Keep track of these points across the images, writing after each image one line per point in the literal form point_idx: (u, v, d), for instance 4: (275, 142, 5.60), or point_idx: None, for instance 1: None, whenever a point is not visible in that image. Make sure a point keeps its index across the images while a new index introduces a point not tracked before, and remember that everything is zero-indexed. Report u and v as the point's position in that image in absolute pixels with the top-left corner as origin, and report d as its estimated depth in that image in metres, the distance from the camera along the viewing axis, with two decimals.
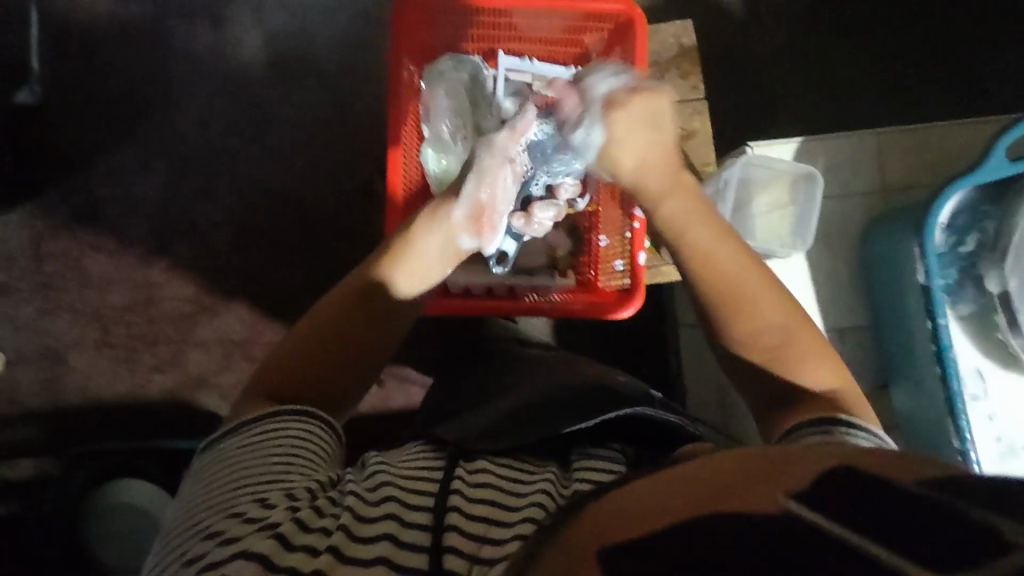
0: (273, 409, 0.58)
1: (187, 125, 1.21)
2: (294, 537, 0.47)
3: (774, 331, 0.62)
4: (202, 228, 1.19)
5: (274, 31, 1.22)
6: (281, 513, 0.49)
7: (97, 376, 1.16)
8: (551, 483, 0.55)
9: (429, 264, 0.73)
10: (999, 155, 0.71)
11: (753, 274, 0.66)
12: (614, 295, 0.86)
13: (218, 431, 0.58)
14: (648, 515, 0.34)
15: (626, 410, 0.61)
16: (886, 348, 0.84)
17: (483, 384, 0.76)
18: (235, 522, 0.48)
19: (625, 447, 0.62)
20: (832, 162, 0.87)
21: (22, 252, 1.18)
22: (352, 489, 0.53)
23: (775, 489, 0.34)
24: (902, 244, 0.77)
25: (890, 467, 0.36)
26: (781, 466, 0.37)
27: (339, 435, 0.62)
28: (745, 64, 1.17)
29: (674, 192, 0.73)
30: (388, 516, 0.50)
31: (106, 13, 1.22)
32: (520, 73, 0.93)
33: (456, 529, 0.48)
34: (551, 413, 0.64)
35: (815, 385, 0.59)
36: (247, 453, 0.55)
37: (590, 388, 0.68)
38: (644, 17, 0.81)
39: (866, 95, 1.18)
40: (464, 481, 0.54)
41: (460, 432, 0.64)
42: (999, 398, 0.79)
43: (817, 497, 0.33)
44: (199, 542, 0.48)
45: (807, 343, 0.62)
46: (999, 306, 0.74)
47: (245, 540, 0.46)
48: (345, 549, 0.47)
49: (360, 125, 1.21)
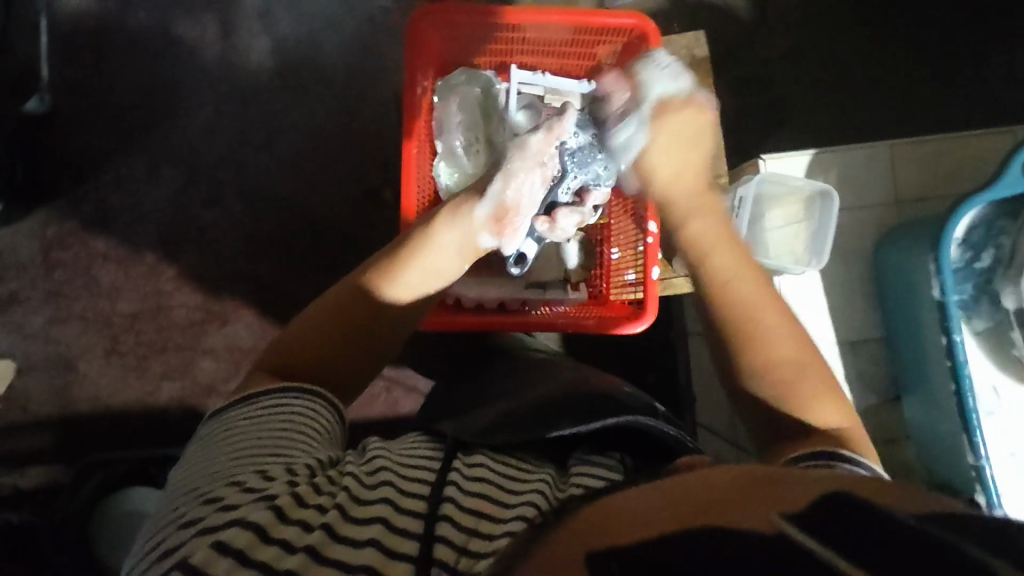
0: (281, 386, 0.57)
1: (195, 132, 1.21)
2: (287, 510, 0.44)
3: (786, 361, 0.62)
4: (211, 235, 1.19)
5: (282, 38, 1.22)
6: (280, 486, 0.47)
7: (107, 384, 1.17)
8: (547, 484, 0.52)
9: (443, 263, 0.72)
10: (1015, 170, 0.71)
11: (771, 300, 0.67)
12: (626, 308, 0.86)
13: (223, 405, 0.57)
14: (639, 523, 0.34)
15: (620, 420, 0.56)
16: (900, 362, 0.84)
17: (480, 391, 0.74)
18: (234, 490, 0.46)
19: (624, 457, 0.58)
20: (846, 174, 0.87)
21: (32, 260, 1.18)
22: (350, 470, 0.50)
23: (769, 511, 0.35)
24: (917, 258, 0.77)
25: (895, 498, 0.36)
26: (787, 492, 0.37)
27: (344, 422, 0.61)
28: (754, 69, 1.17)
29: (703, 212, 0.77)
30: (382, 501, 0.46)
31: (114, 21, 1.22)
32: (532, 87, 0.93)
33: (449, 520, 0.44)
34: (546, 417, 0.61)
35: (827, 423, 0.57)
36: (255, 426, 0.53)
37: (593, 396, 0.64)
38: (658, 32, 0.82)
39: (875, 100, 1.17)
40: (461, 474, 0.51)
41: (459, 427, 0.60)
42: (1014, 413, 0.79)
43: (812, 521, 0.33)
44: (198, 506, 0.45)
45: (818, 375, 0.61)
46: (1016, 323, 0.74)
47: (242, 508, 0.44)
48: (337, 529, 0.43)
49: (368, 131, 1.21)
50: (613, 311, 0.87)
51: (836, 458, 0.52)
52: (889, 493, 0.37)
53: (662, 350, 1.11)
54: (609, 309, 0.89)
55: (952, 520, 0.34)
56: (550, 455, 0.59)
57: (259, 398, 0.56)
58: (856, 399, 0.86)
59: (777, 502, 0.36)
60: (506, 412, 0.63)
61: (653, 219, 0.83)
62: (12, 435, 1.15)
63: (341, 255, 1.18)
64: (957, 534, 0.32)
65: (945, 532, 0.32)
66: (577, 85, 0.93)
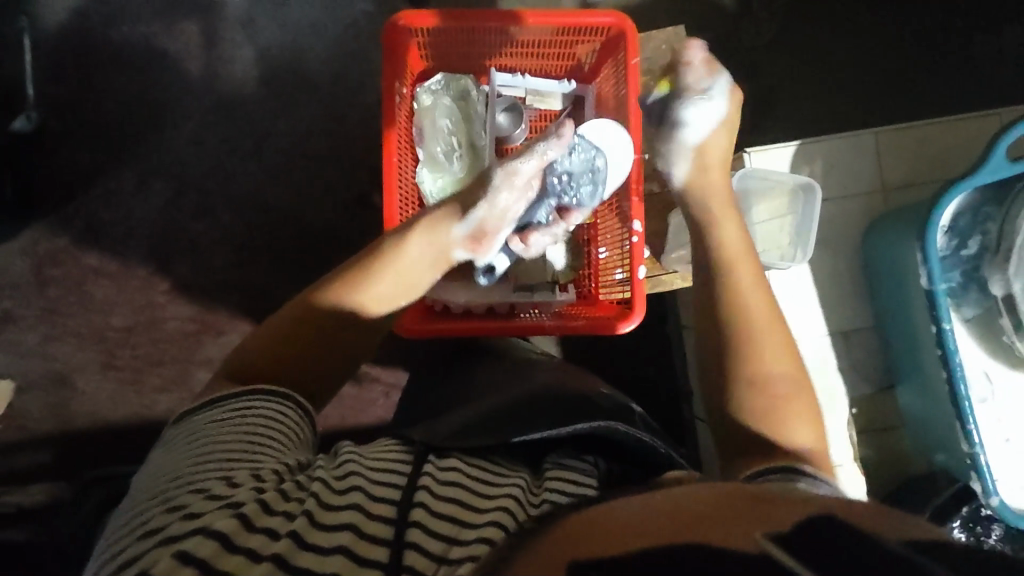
0: (252, 391, 0.57)
1: (182, 143, 1.21)
2: (254, 517, 0.43)
3: (779, 379, 0.63)
4: (202, 246, 1.19)
5: (266, 46, 1.22)
6: (246, 491, 0.46)
7: (104, 399, 1.17)
8: (521, 489, 0.52)
9: (413, 276, 0.72)
10: (999, 155, 0.70)
11: (768, 310, 0.68)
12: (615, 307, 0.86)
13: (191, 406, 0.56)
14: (621, 532, 0.34)
15: (597, 425, 0.57)
16: (893, 350, 0.84)
17: (463, 391, 0.73)
18: (199, 496, 0.46)
19: (601, 462, 0.58)
20: (831, 163, 0.87)
21: (26, 278, 1.18)
22: (319, 475, 0.50)
23: (754, 531, 0.34)
24: (904, 246, 0.77)
25: (884, 522, 0.36)
26: (772, 512, 0.37)
27: (314, 426, 0.60)
28: (741, 57, 1.16)
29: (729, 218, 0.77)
30: (352, 506, 0.46)
31: (97, 35, 1.22)
32: (513, 88, 0.92)
33: (420, 526, 0.44)
34: (524, 417, 0.61)
35: (797, 444, 0.59)
36: (223, 428, 0.53)
37: (571, 396, 0.65)
38: (636, 29, 0.81)
39: (862, 86, 1.16)
40: (434, 478, 0.50)
41: (430, 433, 0.59)
42: (1006, 399, 0.79)
43: (797, 541, 0.33)
44: (162, 512, 0.45)
45: (807, 396, 0.63)
46: (1004, 310, 0.74)
47: (207, 515, 0.43)
48: (306, 535, 0.43)
49: (356, 137, 1.21)
50: (602, 312, 0.87)
51: (798, 476, 0.53)
52: (875, 515, 0.37)
53: (656, 344, 1.10)
54: (599, 309, 0.88)
55: (934, 544, 0.34)
56: (527, 458, 0.59)
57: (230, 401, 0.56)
58: (847, 389, 0.86)
59: (764, 520, 0.36)
60: (488, 413, 0.63)
61: (637, 217, 0.83)
62: (12, 453, 1.15)
63: (333, 262, 1.18)
64: (943, 562, 0.32)
65: (933, 562, 0.32)
66: (559, 85, 0.93)
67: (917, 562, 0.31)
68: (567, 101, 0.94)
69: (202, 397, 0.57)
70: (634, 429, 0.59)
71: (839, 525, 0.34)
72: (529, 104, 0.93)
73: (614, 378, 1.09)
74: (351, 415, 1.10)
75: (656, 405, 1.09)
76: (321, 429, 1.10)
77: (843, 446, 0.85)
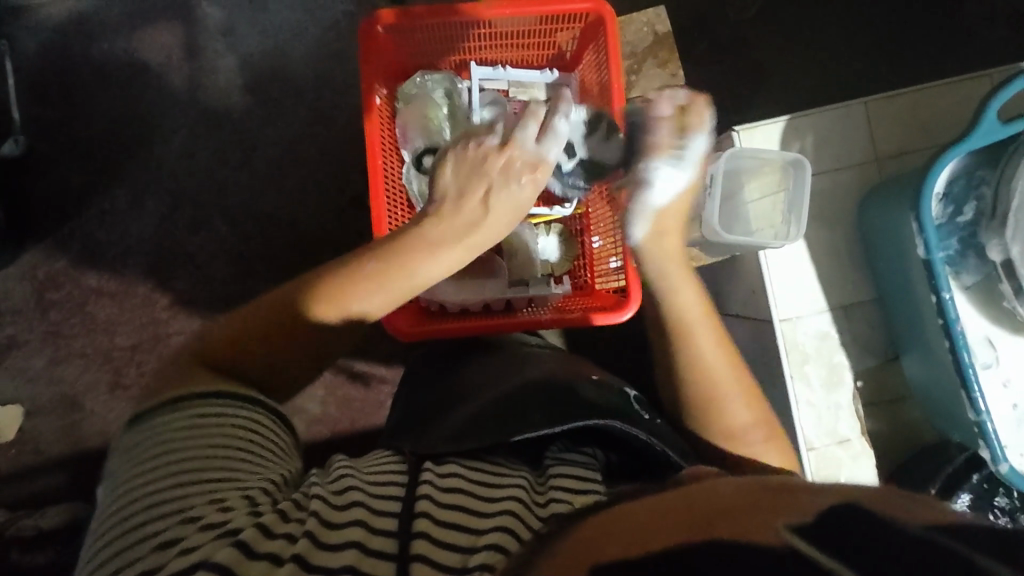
0: (216, 395, 0.56)
1: (173, 158, 1.21)
2: (253, 542, 0.43)
3: (745, 429, 0.67)
4: (200, 261, 1.19)
5: (248, 53, 1.21)
6: (243, 518, 0.46)
7: (114, 419, 1.17)
8: (524, 489, 0.52)
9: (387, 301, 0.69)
10: (992, 118, 0.69)
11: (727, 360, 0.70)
12: (611, 297, 0.86)
13: (155, 410, 0.55)
14: (643, 535, 0.33)
15: (594, 422, 0.57)
16: (895, 321, 0.83)
17: (458, 389, 0.73)
18: (193, 527, 0.46)
19: (599, 452, 0.61)
20: (822, 137, 0.85)
21: (27, 303, 1.18)
22: (317, 493, 0.50)
23: (775, 520, 0.34)
24: (898, 218, 0.76)
25: (901, 507, 0.35)
26: (789, 499, 0.36)
27: (289, 427, 0.62)
28: (727, 32, 1.14)
29: (687, 282, 0.73)
30: (354, 523, 0.46)
31: (78, 54, 1.21)
32: (494, 82, 0.92)
33: (425, 536, 0.44)
34: (523, 410, 0.61)
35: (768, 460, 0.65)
36: (196, 444, 0.52)
37: (564, 389, 0.64)
38: (615, 14, 0.80)
39: (853, 54, 1.15)
40: (434, 486, 0.50)
41: (430, 436, 0.59)
42: (1011, 363, 0.79)
43: (819, 531, 0.32)
44: (155, 551, 0.45)
45: (768, 425, 0.68)
46: (1004, 274, 0.73)
47: (206, 548, 0.43)
48: (309, 555, 0.43)
49: (345, 139, 1.20)
50: (599, 302, 0.86)
51: None
52: (892, 497, 0.36)
53: None
54: (596, 299, 0.88)
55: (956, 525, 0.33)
56: (527, 456, 0.59)
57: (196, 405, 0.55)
58: (851, 364, 0.85)
59: (784, 509, 0.35)
60: (489, 408, 0.63)
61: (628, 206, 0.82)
62: (26, 478, 1.16)
63: None
64: (960, 544, 0.31)
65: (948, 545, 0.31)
66: (540, 74, 0.93)
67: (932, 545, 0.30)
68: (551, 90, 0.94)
69: (161, 399, 0.56)
70: (628, 425, 0.58)
71: (851, 512, 0.34)
72: (512, 96, 0.93)
73: (620, 366, 1.09)
74: (362, 419, 1.11)
75: None
76: (332, 435, 1.11)
77: (851, 423, 0.84)
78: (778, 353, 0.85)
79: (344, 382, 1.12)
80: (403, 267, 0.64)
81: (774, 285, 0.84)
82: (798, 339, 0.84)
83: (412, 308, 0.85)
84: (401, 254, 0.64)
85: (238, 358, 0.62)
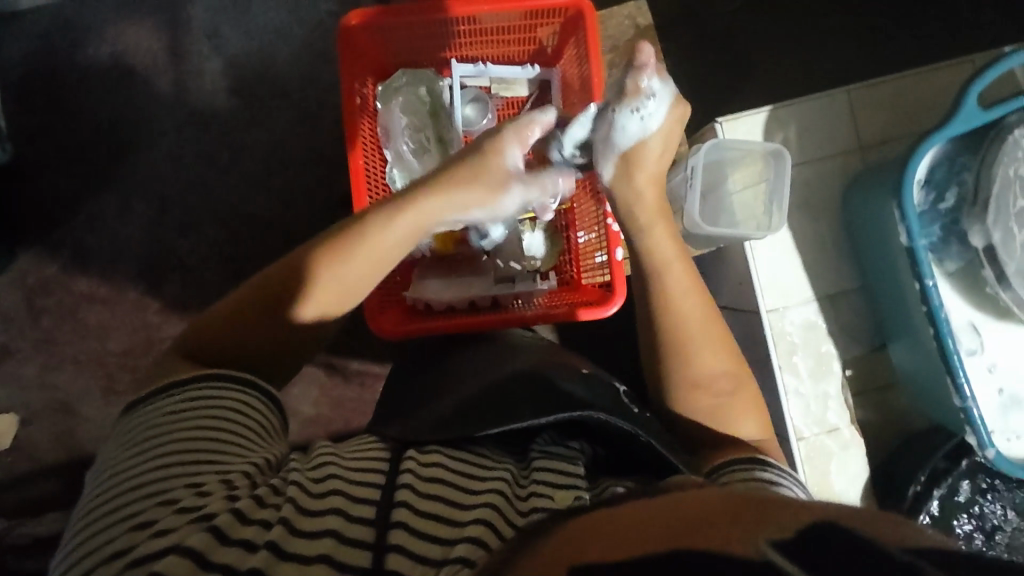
0: (204, 377, 0.57)
1: (161, 162, 1.20)
2: (229, 530, 0.43)
3: (711, 380, 0.67)
4: (190, 264, 1.19)
5: (233, 55, 1.21)
6: (218, 503, 0.46)
7: (108, 424, 1.16)
8: (507, 482, 0.52)
9: (359, 285, 0.67)
10: (970, 104, 0.69)
11: (703, 312, 0.69)
12: (596, 291, 0.86)
13: (144, 395, 0.56)
14: (628, 539, 0.34)
15: (576, 414, 0.57)
16: (880, 308, 0.83)
17: (438, 381, 0.73)
18: (168, 510, 0.45)
19: (587, 446, 0.60)
20: (805, 127, 0.85)
21: (18, 311, 1.18)
22: (295, 478, 0.50)
23: (758, 534, 0.34)
24: (882, 205, 0.76)
25: (880, 524, 0.35)
26: (770, 514, 0.36)
27: (282, 412, 0.62)
28: (713, 23, 1.14)
29: (660, 225, 0.72)
30: (332, 511, 0.46)
31: (63, 59, 1.21)
32: (476, 79, 0.92)
33: (404, 527, 0.44)
34: (507, 404, 0.61)
35: (744, 434, 0.66)
36: (177, 425, 0.52)
37: (546, 382, 0.64)
38: (594, 9, 0.80)
39: (838, 43, 1.14)
40: (416, 475, 0.50)
41: (410, 428, 0.59)
42: (996, 348, 0.79)
43: (797, 547, 0.32)
44: (127, 532, 0.44)
45: (746, 392, 0.68)
46: (986, 260, 0.73)
47: (179, 532, 0.43)
48: (284, 543, 0.43)
49: (332, 140, 1.20)
50: (585, 296, 0.87)
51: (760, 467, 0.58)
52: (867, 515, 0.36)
53: None
54: (582, 294, 0.88)
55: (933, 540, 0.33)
56: (510, 449, 0.59)
57: (183, 389, 0.55)
58: (839, 352, 0.85)
59: (764, 523, 0.35)
60: (471, 401, 0.63)
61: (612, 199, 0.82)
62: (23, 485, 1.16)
63: None
64: (939, 566, 0.31)
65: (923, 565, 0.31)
66: (521, 70, 0.93)
67: (908, 565, 0.31)
68: (533, 86, 0.95)
69: (156, 384, 0.57)
70: (617, 417, 0.58)
71: (830, 529, 0.34)
72: (495, 93, 0.94)
73: (611, 360, 1.09)
74: (355, 418, 1.11)
75: None
76: (325, 435, 1.11)
77: (840, 411, 0.85)
78: (765, 344, 0.85)
79: (336, 382, 1.12)
80: (364, 235, 0.65)
81: (761, 277, 0.84)
82: (785, 328, 0.84)
83: (391, 311, 0.85)
84: (369, 222, 0.66)
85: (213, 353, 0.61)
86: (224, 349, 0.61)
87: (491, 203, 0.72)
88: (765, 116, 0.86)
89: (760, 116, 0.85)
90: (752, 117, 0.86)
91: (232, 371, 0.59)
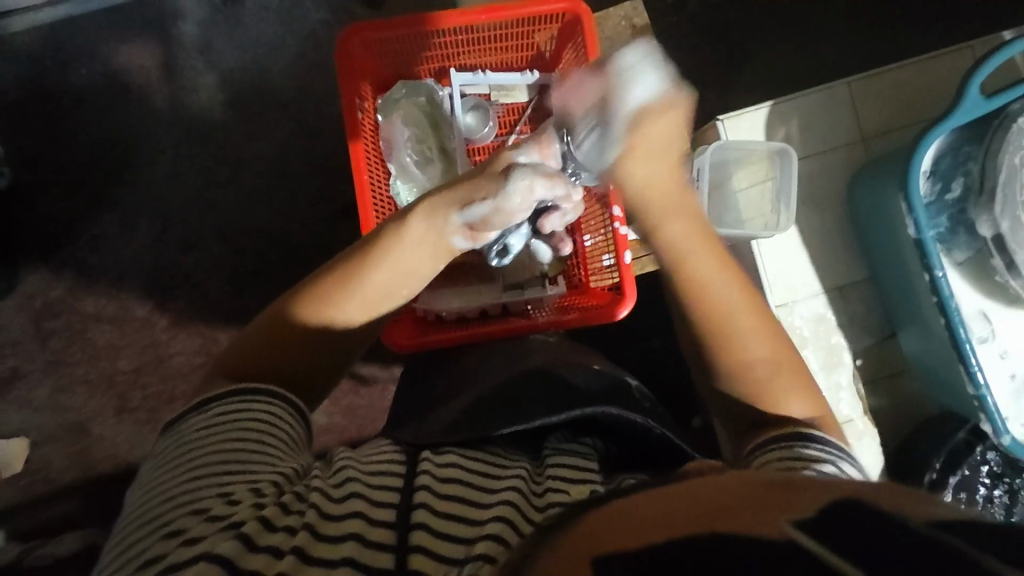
0: (235, 389, 0.57)
1: (160, 179, 1.20)
2: (255, 536, 0.43)
3: (752, 364, 0.62)
4: (196, 279, 1.19)
5: (227, 69, 1.20)
6: (246, 509, 0.46)
7: (123, 442, 1.17)
8: (523, 479, 0.52)
9: (393, 288, 0.68)
10: (973, 93, 0.70)
11: (739, 293, 0.64)
12: (606, 294, 0.86)
13: (178, 413, 0.56)
14: (644, 528, 0.34)
15: (590, 411, 0.57)
16: (889, 297, 0.84)
17: (447, 384, 0.74)
18: (198, 519, 0.45)
19: (599, 442, 0.61)
20: (807, 120, 0.86)
21: (27, 335, 1.18)
22: (317, 484, 0.50)
23: (776, 517, 0.34)
24: (888, 197, 0.76)
25: (902, 506, 0.35)
26: (792, 498, 0.36)
27: (308, 422, 0.61)
28: (706, 14, 1.13)
29: (673, 216, 0.67)
30: (353, 515, 0.46)
31: (56, 82, 1.21)
32: (476, 86, 0.93)
33: (424, 528, 0.45)
34: (523, 402, 0.61)
35: (795, 412, 0.60)
36: (209, 437, 0.52)
37: (559, 381, 0.65)
38: (591, 12, 0.80)
39: (833, 33, 1.14)
40: (432, 477, 0.50)
41: (422, 431, 0.59)
42: (1007, 335, 0.79)
43: (820, 527, 0.33)
44: (160, 540, 0.45)
45: (791, 371, 0.63)
46: (994, 250, 0.73)
47: (208, 540, 0.43)
48: (310, 549, 0.43)
49: (331, 149, 1.20)
50: (595, 299, 0.87)
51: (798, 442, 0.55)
52: (888, 498, 0.37)
53: (660, 316, 1.09)
54: (591, 297, 0.89)
55: (957, 527, 0.33)
56: (526, 447, 0.59)
57: (214, 406, 0.55)
58: (850, 343, 0.86)
59: (782, 507, 0.35)
60: (485, 400, 0.63)
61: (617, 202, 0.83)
62: (39, 507, 1.16)
63: None
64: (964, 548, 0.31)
65: (958, 548, 0.31)
66: (520, 76, 0.93)
67: (944, 549, 0.31)
68: (533, 92, 0.94)
69: (190, 402, 0.57)
70: (625, 410, 0.59)
71: (859, 514, 0.34)
72: (494, 100, 0.93)
73: (620, 356, 1.09)
74: (369, 424, 1.12)
75: (668, 378, 1.09)
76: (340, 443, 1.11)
77: (852, 400, 0.85)
78: None
79: (347, 391, 1.12)
80: (383, 243, 0.67)
81: (769, 273, 0.84)
82: (794, 322, 0.85)
83: (404, 323, 0.86)
84: (387, 228, 0.68)
85: (239, 372, 0.61)
86: (244, 369, 0.61)
87: (495, 193, 0.68)
88: (768, 110, 0.86)
89: (759, 112, 0.86)
90: (751, 113, 0.86)
91: (263, 383, 0.59)
